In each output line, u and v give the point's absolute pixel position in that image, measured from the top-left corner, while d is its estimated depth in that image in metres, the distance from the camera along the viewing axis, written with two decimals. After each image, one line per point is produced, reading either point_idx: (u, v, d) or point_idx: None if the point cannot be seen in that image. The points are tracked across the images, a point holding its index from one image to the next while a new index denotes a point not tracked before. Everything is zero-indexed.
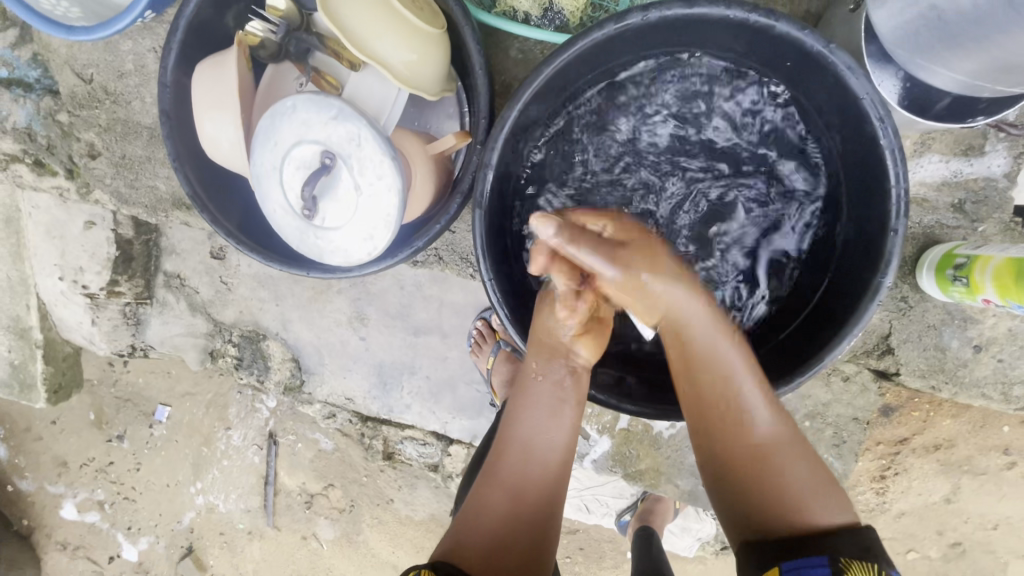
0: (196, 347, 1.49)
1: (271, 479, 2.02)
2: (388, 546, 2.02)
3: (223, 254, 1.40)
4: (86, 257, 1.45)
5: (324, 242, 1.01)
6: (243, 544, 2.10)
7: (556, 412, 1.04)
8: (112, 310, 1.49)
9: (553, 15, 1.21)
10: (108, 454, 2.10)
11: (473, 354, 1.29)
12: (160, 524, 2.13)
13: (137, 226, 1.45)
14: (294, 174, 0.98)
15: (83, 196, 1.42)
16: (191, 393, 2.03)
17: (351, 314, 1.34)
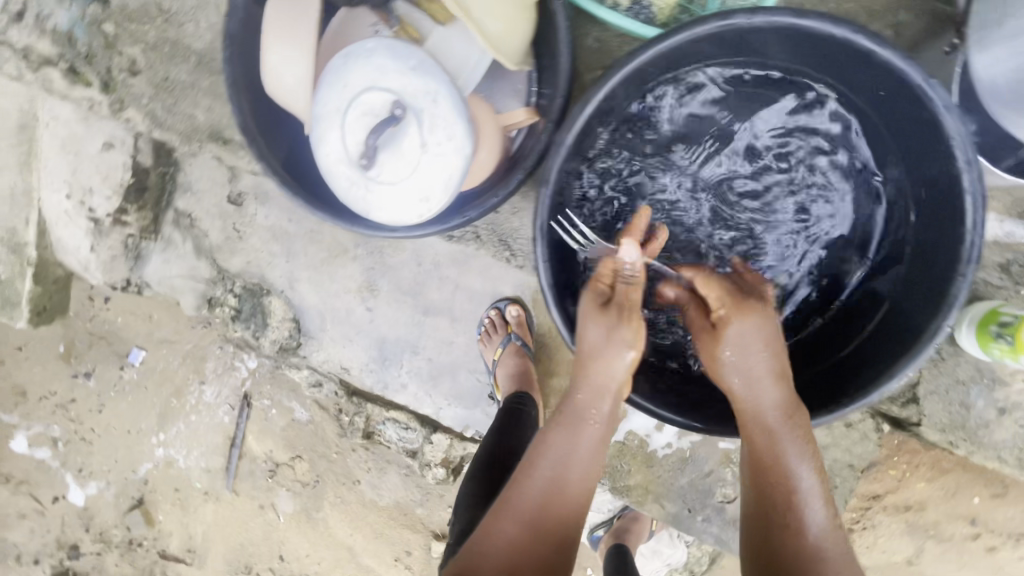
0: (195, 292, 1.43)
1: (238, 442, 1.97)
2: (347, 527, 1.97)
3: (240, 201, 1.35)
4: (97, 179, 1.39)
5: (377, 199, 0.97)
6: (197, 504, 2.03)
7: (590, 441, 0.98)
8: (114, 239, 1.42)
9: (640, 8, 1.22)
10: (72, 390, 2.02)
11: (481, 342, 1.28)
12: (114, 470, 2.05)
13: (157, 156, 1.39)
14: (357, 121, 0.94)
15: (116, 112, 1.34)
16: (171, 341, 1.95)
17: (362, 283, 1.30)
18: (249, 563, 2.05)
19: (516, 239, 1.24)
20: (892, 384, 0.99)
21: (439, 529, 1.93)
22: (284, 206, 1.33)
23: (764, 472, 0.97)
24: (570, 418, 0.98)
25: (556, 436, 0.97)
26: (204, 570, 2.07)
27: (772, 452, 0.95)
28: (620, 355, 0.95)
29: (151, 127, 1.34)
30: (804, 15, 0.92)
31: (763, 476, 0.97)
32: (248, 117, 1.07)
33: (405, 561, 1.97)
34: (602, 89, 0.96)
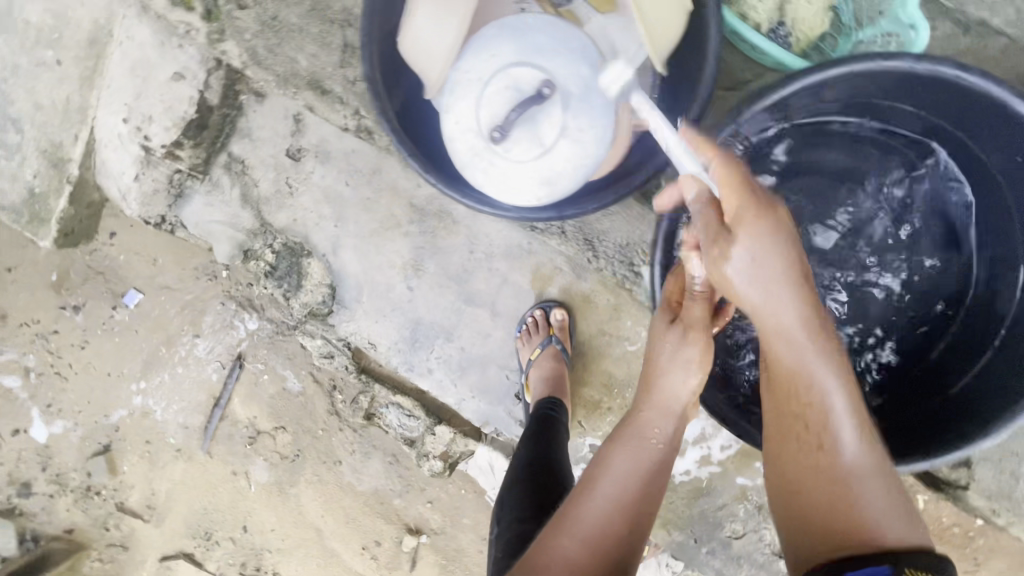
0: (230, 240, 1.35)
1: (222, 403, 1.90)
2: (319, 508, 1.92)
3: (299, 156, 1.30)
4: (159, 108, 1.31)
5: (498, 175, 0.99)
6: (167, 461, 1.96)
7: (656, 460, 0.99)
8: (161, 172, 1.34)
9: (781, 35, 1.34)
10: (56, 321, 1.93)
11: (519, 340, 1.26)
12: (84, 412, 1.96)
13: (224, 97, 1.31)
14: (501, 92, 0.96)
15: (213, 43, 1.29)
16: (170, 288, 1.89)
17: (408, 261, 1.28)
18: (209, 530, 1.97)
19: (602, 241, 1.26)
20: (987, 442, 1.05)
21: (414, 524, 1.89)
22: (342, 168, 1.29)
23: (794, 399, 0.93)
24: (636, 433, 1.01)
25: (624, 454, 0.98)
26: (161, 528, 1.99)
27: (796, 378, 0.92)
28: (685, 373, 1.01)
29: (242, 66, 1.30)
30: (966, 70, 0.99)
31: (797, 405, 0.93)
32: (374, 66, 1.03)
33: (373, 551, 1.92)
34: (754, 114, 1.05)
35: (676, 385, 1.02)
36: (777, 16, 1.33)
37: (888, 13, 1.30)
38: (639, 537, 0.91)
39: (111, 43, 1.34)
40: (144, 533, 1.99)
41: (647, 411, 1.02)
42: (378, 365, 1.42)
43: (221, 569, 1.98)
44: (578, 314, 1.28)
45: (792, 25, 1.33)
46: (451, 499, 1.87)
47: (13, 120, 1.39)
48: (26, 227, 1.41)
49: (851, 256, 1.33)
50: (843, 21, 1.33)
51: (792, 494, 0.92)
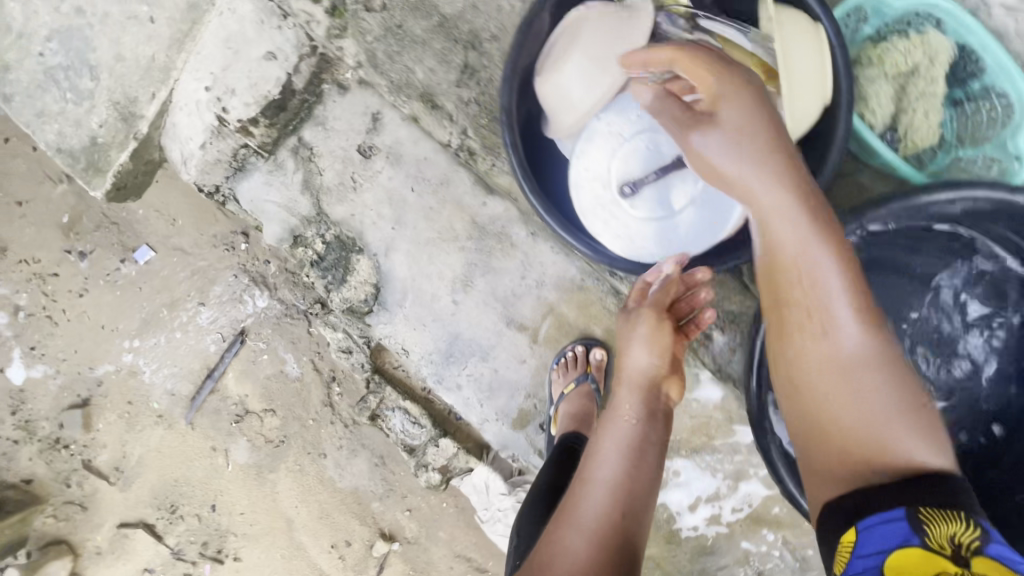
0: (283, 224, 1.33)
1: (215, 375, 1.86)
2: (294, 498, 1.88)
3: (369, 154, 1.29)
4: (244, 83, 1.28)
5: (615, 224, 1.13)
6: (145, 426, 1.90)
7: (640, 438, 1.00)
8: (226, 145, 1.33)
9: (891, 138, 1.27)
10: (58, 264, 1.87)
11: (556, 372, 1.24)
12: (69, 360, 1.89)
13: (309, 82, 1.30)
14: (637, 151, 1.11)
15: (332, 38, 1.25)
16: (184, 251, 1.85)
17: (459, 275, 1.26)
18: (175, 503, 1.90)
19: None
20: None
21: (388, 529, 1.86)
22: (412, 174, 1.28)
23: (792, 309, 0.86)
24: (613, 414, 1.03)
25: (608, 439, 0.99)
26: (125, 494, 1.92)
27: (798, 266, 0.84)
28: (639, 349, 1.07)
29: (359, 67, 1.26)
30: None
31: (798, 314, 0.86)
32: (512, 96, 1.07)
33: (341, 551, 1.88)
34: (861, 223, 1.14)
35: (643, 363, 1.07)
36: (891, 120, 1.26)
37: (996, 139, 1.25)
38: (635, 518, 0.91)
39: (210, 11, 1.26)
40: (107, 496, 1.92)
41: (625, 399, 1.04)
42: (394, 367, 1.41)
43: (179, 546, 1.91)
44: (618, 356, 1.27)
45: (905, 131, 1.25)
46: (430, 510, 1.85)
47: (90, 65, 1.27)
48: (79, 173, 1.32)
49: (953, 363, 1.29)
50: (947, 137, 1.27)
51: (818, 422, 0.86)
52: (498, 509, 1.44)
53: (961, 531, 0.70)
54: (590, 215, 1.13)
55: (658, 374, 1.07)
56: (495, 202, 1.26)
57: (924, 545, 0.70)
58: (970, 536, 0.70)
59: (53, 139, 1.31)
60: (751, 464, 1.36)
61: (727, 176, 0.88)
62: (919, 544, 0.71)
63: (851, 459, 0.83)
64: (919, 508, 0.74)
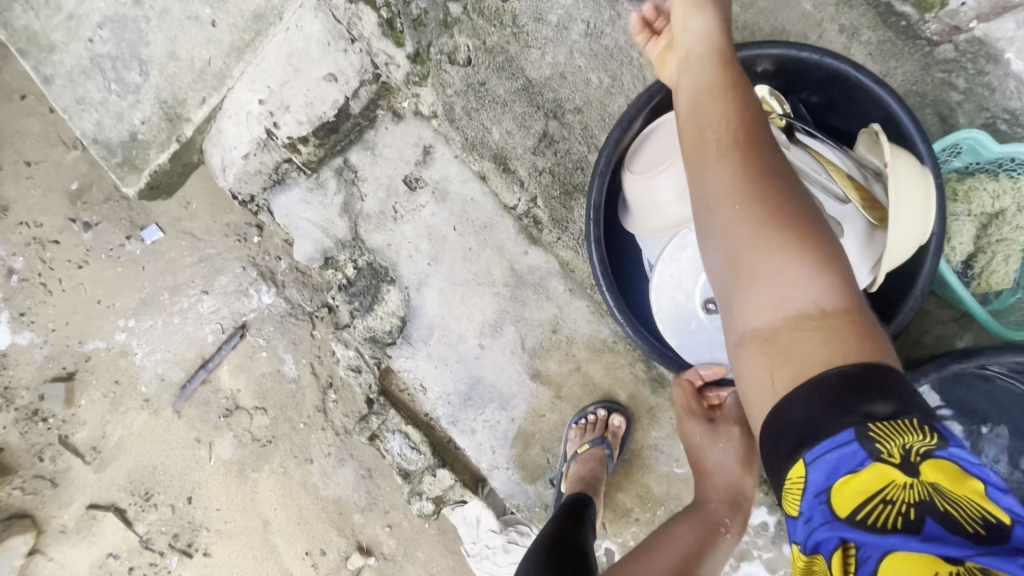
0: (314, 241, 1.31)
1: (209, 366, 1.81)
2: (275, 500, 1.84)
3: (416, 186, 1.26)
4: (299, 101, 1.24)
5: (687, 333, 1.06)
6: (130, 410, 1.84)
7: (713, 540, 1.01)
8: (269, 157, 1.29)
9: (965, 272, 1.22)
10: (60, 232, 1.81)
11: (574, 432, 1.19)
12: (59, 332, 1.83)
13: (366, 107, 1.26)
14: None
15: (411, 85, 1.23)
16: (193, 237, 1.80)
17: (490, 320, 1.24)
18: (150, 491, 1.85)
19: None
20: None
21: (366, 543, 1.83)
22: (455, 213, 1.25)
23: (697, 147, 0.77)
24: (695, 507, 1.05)
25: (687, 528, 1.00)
26: (100, 475, 1.86)
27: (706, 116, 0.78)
28: (724, 456, 1.08)
29: (434, 116, 1.24)
30: None
31: (699, 154, 0.77)
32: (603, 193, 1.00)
33: (315, 559, 1.85)
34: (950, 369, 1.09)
35: (730, 468, 1.08)
36: (967, 257, 1.20)
37: None
38: None
39: (275, 25, 1.22)
40: (80, 475, 1.86)
41: (714, 501, 1.06)
42: (399, 390, 1.39)
43: (148, 534, 1.86)
44: (638, 426, 1.23)
45: (979, 269, 1.20)
46: (411, 529, 1.83)
47: (140, 59, 1.25)
48: (112, 166, 1.31)
49: None
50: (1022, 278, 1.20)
51: (721, 281, 0.73)
52: (486, 545, 1.42)
53: (917, 441, 0.57)
54: (664, 324, 1.06)
55: (742, 484, 1.08)
56: (537, 253, 1.23)
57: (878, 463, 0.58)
58: (923, 445, 0.57)
59: (90, 129, 1.29)
60: (755, 546, 1.33)
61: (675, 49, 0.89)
62: (874, 460, 0.58)
63: (754, 318, 0.69)
64: (869, 426, 0.59)
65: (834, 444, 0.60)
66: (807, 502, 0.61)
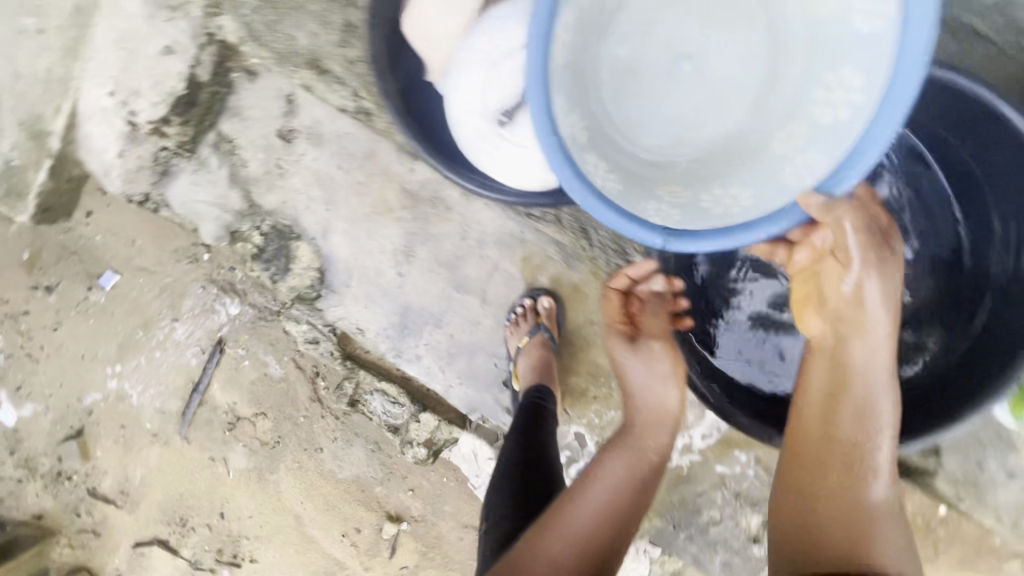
0: (218, 222, 1.32)
1: (201, 388, 1.87)
2: (298, 495, 1.91)
3: (291, 137, 1.26)
4: (146, 82, 1.23)
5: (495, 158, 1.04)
6: (142, 446, 1.92)
7: (650, 471, 1.00)
8: (146, 148, 1.28)
9: None
10: (27, 302, 1.87)
11: (508, 330, 1.22)
12: (55, 395, 1.91)
13: (215, 72, 1.25)
14: (509, 74, 0.99)
15: (209, 17, 1.21)
16: (149, 271, 1.84)
17: (399, 246, 1.25)
18: (185, 516, 1.94)
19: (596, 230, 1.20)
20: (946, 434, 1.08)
21: (395, 512, 1.89)
22: (335, 152, 1.25)
23: (822, 448, 1.00)
24: (633, 432, 1.05)
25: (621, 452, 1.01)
26: (135, 515, 1.95)
27: (860, 442, 0.99)
28: (648, 374, 1.08)
29: (241, 41, 1.23)
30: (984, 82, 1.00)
31: (820, 455, 0.99)
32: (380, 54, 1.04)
33: (352, 538, 1.92)
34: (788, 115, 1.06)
35: (663, 398, 1.08)
36: None
37: None
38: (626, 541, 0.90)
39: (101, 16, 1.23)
40: (117, 520, 1.95)
41: (649, 434, 1.04)
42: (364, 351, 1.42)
43: (196, 556, 1.96)
44: (567, 305, 1.26)
45: None
46: (432, 487, 1.88)
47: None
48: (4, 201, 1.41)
49: None
50: None
51: (796, 536, 0.95)
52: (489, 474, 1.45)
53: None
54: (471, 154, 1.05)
55: (676, 414, 1.08)
56: (422, 166, 1.22)
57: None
58: None
59: None
60: None
61: (832, 347, 1.03)
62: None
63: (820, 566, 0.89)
64: None
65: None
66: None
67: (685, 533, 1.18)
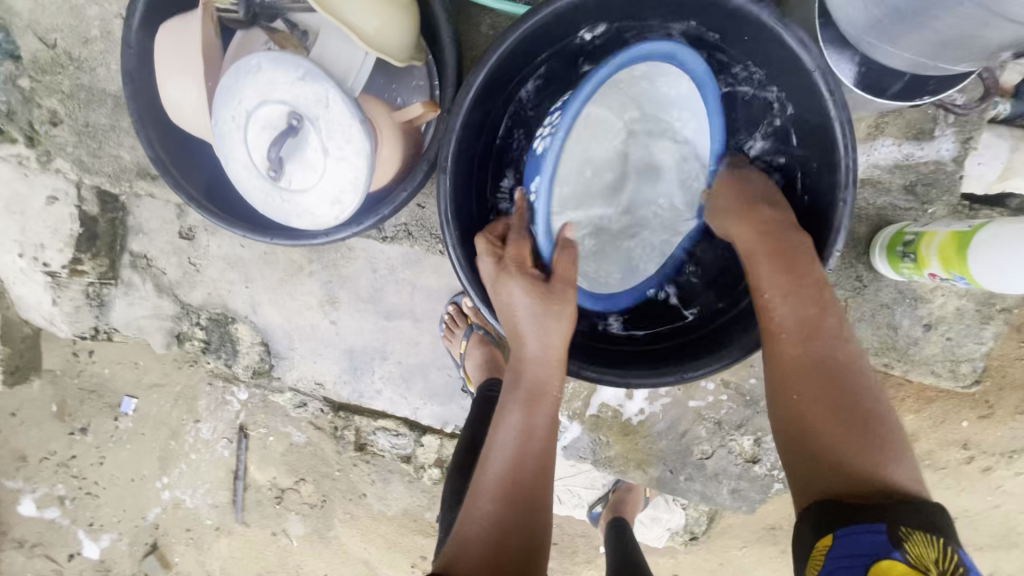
0: (161, 330, 1.15)
1: (241, 473, 1.73)
2: (360, 542, 1.74)
3: (193, 234, 1.07)
4: (45, 233, 1.06)
5: (286, 199, 0.69)
6: (212, 541, 1.82)
7: (539, 423, 0.76)
8: (74, 291, 1.11)
9: None
10: (70, 448, 1.76)
11: (445, 340, 1.06)
12: (123, 520, 1.81)
13: (103, 202, 1.06)
14: (263, 117, 0.65)
15: (44, 165, 1.03)
16: (159, 385, 1.72)
17: (323, 297, 1.08)
18: None
19: None
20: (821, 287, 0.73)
21: None
22: None
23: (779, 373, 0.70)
24: (532, 386, 0.77)
25: (512, 411, 0.76)
26: None
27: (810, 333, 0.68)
28: (543, 319, 0.75)
29: None
30: None
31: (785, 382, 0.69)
32: (159, 146, 0.77)
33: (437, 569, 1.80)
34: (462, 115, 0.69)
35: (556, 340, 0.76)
36: None
37: None
38: (539, 513, 0.73)
39: None
40: None
41: (534, 368, 0.76)
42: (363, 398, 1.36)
43: None
44: None
45: None
46: None
47: None
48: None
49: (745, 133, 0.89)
50: None
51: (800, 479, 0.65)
52: None
53: (940, 555, 0.55)
54: (264, 202, 0.69)
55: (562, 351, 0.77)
56: None
57: (907, 561, 0.55)
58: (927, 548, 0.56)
59: None
60: None
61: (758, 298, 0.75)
62: (903, 560, 0.55)
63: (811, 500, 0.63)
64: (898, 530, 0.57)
65: (870, 529, 0.58)
66: (833, 564, 0.58)
67: (693, 481, 1.09)
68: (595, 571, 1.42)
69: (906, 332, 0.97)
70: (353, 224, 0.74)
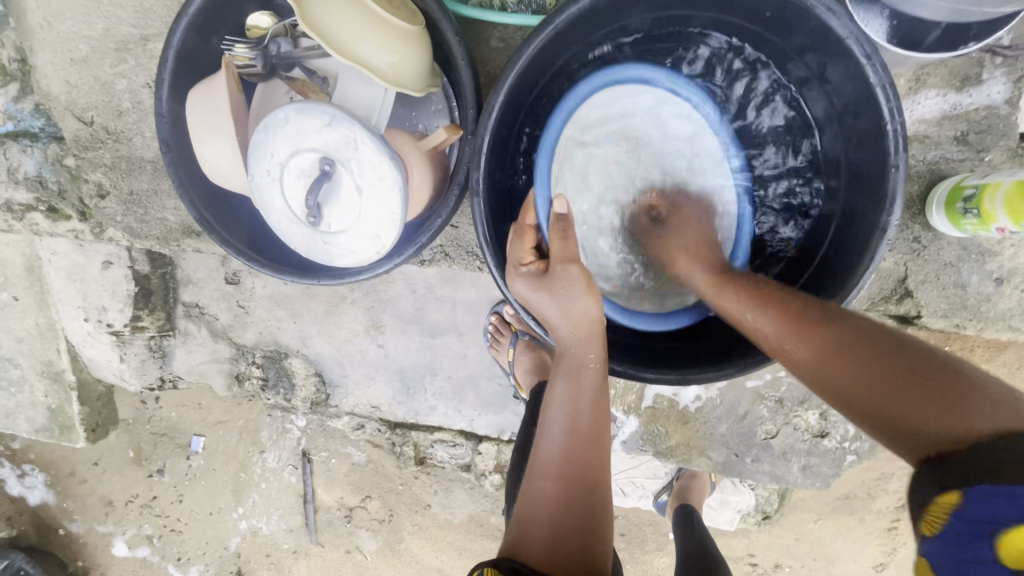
0: (221, 373, 1.20)
1: (309, 496, 1.75)
2: (431, 551, 1.72)
3: (239, 278, 1.11)
4: (105, 294, 1.13)
5: (332, 239, 0.72)
6: (291, 564, 1.83)
7: (583, 400, 0.75)
8: (138, 345, 1.17)
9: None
10: (151, 489, 1.83)
11: (492, 350, 1.07)
12: (208, 552, 1.86)
13: (152, 259, 1.12)
14: (297, 164, 0.68)
15: (96, 235, 1.09)
16: (224, 420, 1.76)
17: (367, 323, 1.10)
18: None
19: None
20: (883, 249, 0.69)
21: None
22: None
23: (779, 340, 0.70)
24: (570, 363, 0.77)
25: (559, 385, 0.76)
26: None
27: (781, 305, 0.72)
28: (568, 300, 0.76)
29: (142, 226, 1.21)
30: None
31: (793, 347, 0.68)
32: (200, 206, 0.80)
33: None
34: (488, 133, 0.70)
35: (580, 316, 0.76)
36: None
37: None
38: (597, 496, 0.71)
39: None
40: None
41: (568, 342, 0.77)
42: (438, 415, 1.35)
43: None
44: None
45: None
46: None
47: None
48: (59, 440, 1.29)
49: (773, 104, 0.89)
50: None
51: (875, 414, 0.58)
52: None
53: None
54: (315, 246, 0.73)
55: (589, 323, 0.77)
56: None
57: None
58: None
59: None
60: None
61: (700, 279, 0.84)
62: None
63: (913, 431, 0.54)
64: None
65: (1008, 493, 0.46)
66: (959, 526, 0.48)
67: (760, 462, 1.06)
68: (667, 558, 1.41)
69: (977, 289, 0.92)
70: (397, 255, 0.75)
